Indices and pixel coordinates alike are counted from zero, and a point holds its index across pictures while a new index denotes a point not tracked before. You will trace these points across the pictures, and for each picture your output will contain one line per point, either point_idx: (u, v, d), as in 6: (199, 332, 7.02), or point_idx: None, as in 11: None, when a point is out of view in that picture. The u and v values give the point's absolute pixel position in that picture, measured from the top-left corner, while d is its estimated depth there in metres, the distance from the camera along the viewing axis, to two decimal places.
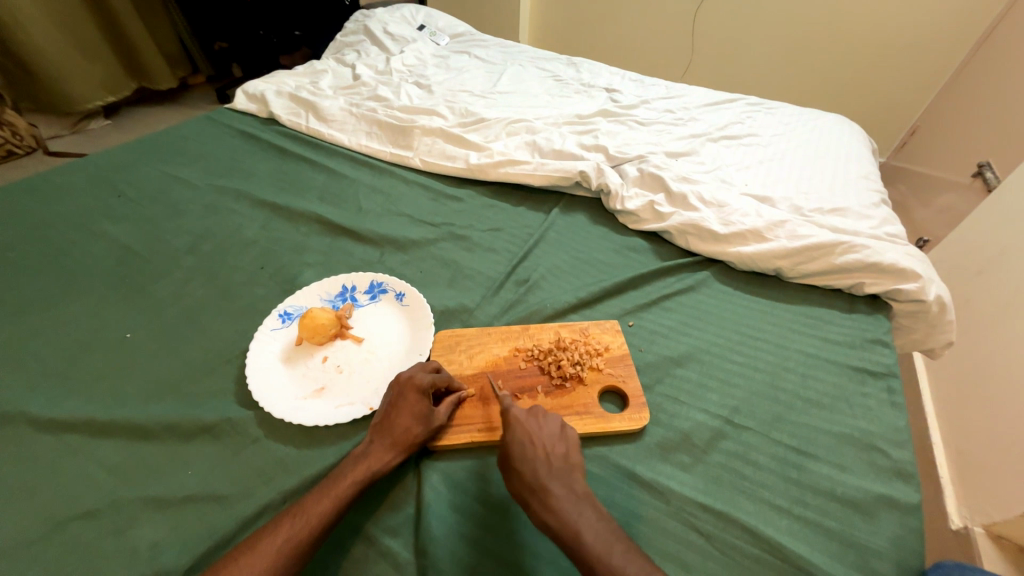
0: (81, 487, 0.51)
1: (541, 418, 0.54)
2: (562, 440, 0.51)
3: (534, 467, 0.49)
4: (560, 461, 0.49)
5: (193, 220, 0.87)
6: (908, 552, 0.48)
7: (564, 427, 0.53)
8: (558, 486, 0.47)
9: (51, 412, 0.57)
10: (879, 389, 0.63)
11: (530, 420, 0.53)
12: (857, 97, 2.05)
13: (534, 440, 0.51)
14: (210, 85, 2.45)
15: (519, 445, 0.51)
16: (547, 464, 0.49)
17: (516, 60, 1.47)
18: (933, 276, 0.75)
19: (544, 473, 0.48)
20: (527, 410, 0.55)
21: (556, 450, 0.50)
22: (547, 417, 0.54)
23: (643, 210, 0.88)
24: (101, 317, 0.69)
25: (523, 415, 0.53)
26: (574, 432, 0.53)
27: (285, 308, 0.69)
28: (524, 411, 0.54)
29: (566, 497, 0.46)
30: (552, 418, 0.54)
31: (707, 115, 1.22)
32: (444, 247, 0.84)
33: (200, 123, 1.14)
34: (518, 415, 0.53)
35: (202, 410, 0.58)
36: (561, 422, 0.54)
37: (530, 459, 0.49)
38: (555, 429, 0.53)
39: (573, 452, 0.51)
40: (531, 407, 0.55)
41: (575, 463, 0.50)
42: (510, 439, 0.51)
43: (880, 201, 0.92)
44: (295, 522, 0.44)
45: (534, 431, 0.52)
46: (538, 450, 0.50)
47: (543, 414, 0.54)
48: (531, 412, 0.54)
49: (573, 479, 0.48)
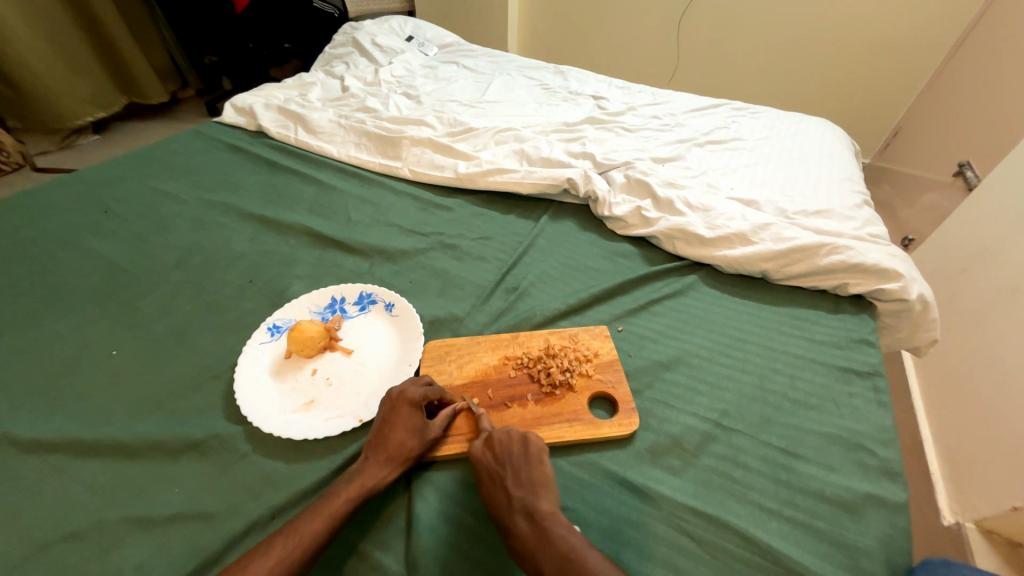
0: (66, 508, 0.51)
1: (498, 446, 0.53)
2: (523, 466, 0.50)
3: (496, 505, 0.48)
4: (521, 488, 0.49)
5: (182, 235, 0.87)
6: (895, 550, 0.49)
7: (524, 449, 0.52)
8: (519, 518, 0.46)
9: (35, 433, 0.56)
10: (865, 388, 0.64)
11: (485, 452, 0.52)
12: (841, 99, 2.09)
13: (493, 476, 0.50)
14: (200, 98, 2.45)
15: (485, 487, 0.50)
16: (508, 498, 0.48)
17: (504, 69, 1.49)
18: (916, 275, 0.76)
19: (504, 509, 0.47)
20: (485, 439, 0.54)
21: (518, 478, 0.50)
22: (502, 442, 0.53)
23: (630, 216, 0.89)
24: (87, 335, 0.69)
25: (481, 449, 0.53)
26: (536, 442, 0.52)
27: (274, 321, 0.69)
28: (482, 442, 0.53)
29: (528, 527, 0.45)
30: (510, 443, 0.53)
31: (693, 120, 1.23)
32: (434, 256, 0.84)
33: (189, 137, 1.14)
34: (474, 451, 0.52)
35: (190, 427, 0.57)
36: (522, 435, 0.53)
37: (491, 496, 0.49)
38: (514, 456, 0.51)
39: (537, 473, 0.50)
40: (490, 434, 0.54)
41: (538, 484, 0.49)
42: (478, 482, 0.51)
43: (863, 202, 0.94)
44: (289, 540, 0.44)
45: (497, 464, 0.51)
46: (499, 485, 0.50)
47: (500, 441, 0.53)
48: (487, 441, 0.53)
49: (537, 503, 0.47)
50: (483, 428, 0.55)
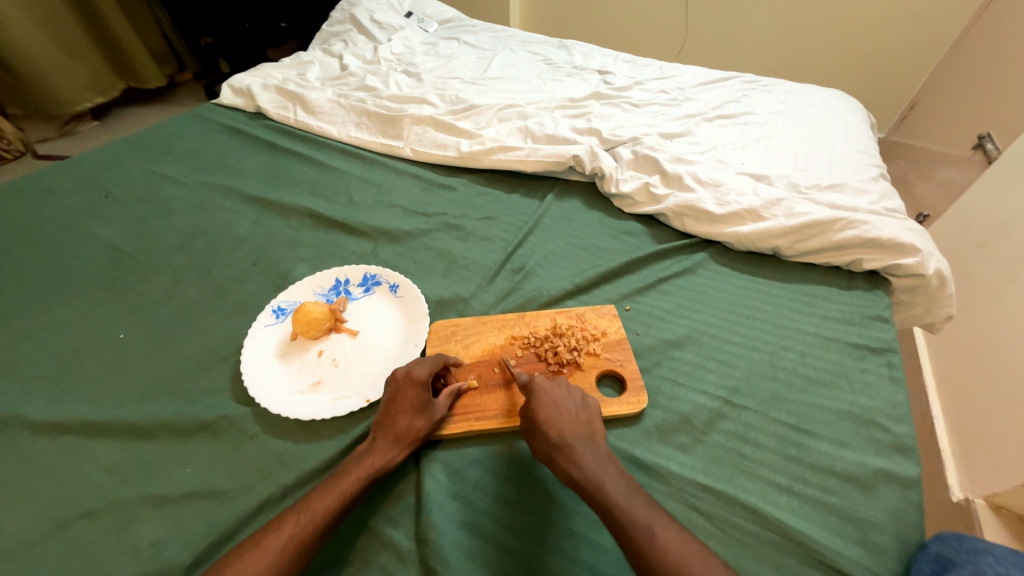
0: (79, 488, 0.51)
1: (563, 387, 0.55)
2: (584, 407, 0.52)
3: (559, 428, 0.50)
4: (584, 425, 0.50)
5: (184, 218, 0.86)
6: (907, 524, 0.48)
7: (585, 398, 0.54)
8: (582, 446, 0.48)
9: (46, 414, 0.57)
10: (878, 364, 0.63)
11: (551, 386, 0.54)
12: (856, 71, 2.02)
13: (559, 406, 0.52)
14: (199, 81, 2.41)
15: (545, 409, 0.51)
16: (573, 427, 0.50)
17: (506, 44, 1.45)
18: (933, 249, 0.74)
19: (569, 434, 0.49)
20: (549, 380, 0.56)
21: (579, 416, 0.51)
22: (566, 386, 0.55)
23: (638, 193, 0.87)
24: (93, 319, 0.69)
25: (548, 383, 0.54)
26: (595, 403, 0.53)
27: (280, 303, 0.69)
28: (549, 380, 0.55)
29: (590, 455, 0.48)
30: (574, 390, 0.55)
31: (702, 94, 1.20)
32: (438, 237, 0.83)
33: (187, 120, 1.12)
34: (541, 383, 0.54)
35: (199, 408, 0.58)
36: (584, 393, 0.55)
37: (553, 420, 0.51)
38: (577, 399, 0.53)
39: (596, 419, 0.52)
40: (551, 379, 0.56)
41: (597, 429, 0.51)
42: (533, 403, 0.52)
43: (879, 175, 0.91)
44: (300, 519, 0.44)
45: (558, 398, 0.53)
46: (564, 415, 0.51)
47: (565, 387, 0.55)
48: (553, 381, 0.55)
49: (597, 442, 0.49)
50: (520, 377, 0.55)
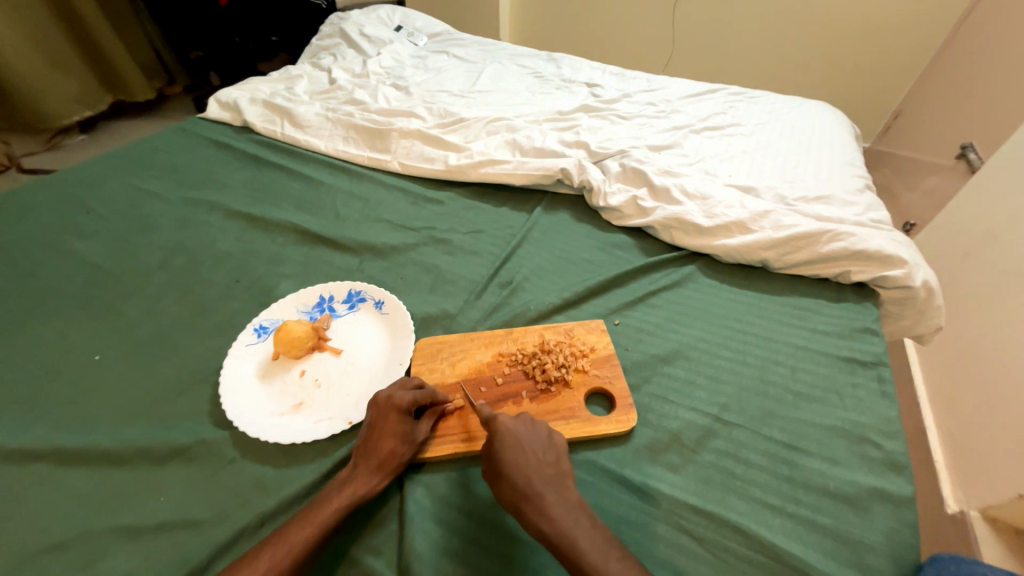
0: (46, 520, 0.49)
1: (528, 424, 0.52)
2: (551, 446, 0.50)
3: (527, 472, 0.47)
4: (552, 469, 0.48)
5: (166, 235, 0.84)
6: (902, 545, 0.47)
7: (552, 434, 0.52)
8: (552, 493, 0.46)
9: (13, 442, 0.55)
10: (869, 379, 0.62)
11: (517, 424, 0.51)
12: (840, 82, 2.05)
13: (525, 446, 0.49)
14: (188, 94, 2.40)
15: (511, 452, 0.48)
16: (540, 470, 0.48)
17: (496, 57, 1.46)
18: (920, 261, 0.74)
19: (538, 480, 0.47)
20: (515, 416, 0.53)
21: (546, 457, 0.49)
22: (531, 422, 0.52)
23: (626, 206, 0.87)
24: (68, 340, 0.67)
25: (513, 421, 0.52)
26: (560, 439, 0.51)
27: (261, 322, 0.67)
28: (514, 418, 0.52)
29: (560, 504, 0.45)
30: (540, 425, 0.52)
31: (689, 106, 1.21)
32: (425, 251, 0.82)
33: (172, 135, 1.11)
34: (506, 421, 0.51)
35: (175, 433, 0.56)
36: (550, 429, 0.52)
37: (520, 463, 0.48)
38: (543, 436, 0.51)
39: (563, 458, 0.50)
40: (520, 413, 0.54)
41: (565, 470, 0.49)
42: (498, 445, 0.49)
43: (865, 186, 0.91)
44: (277, 552, 0.42)
45: (523, 437, 0.50)
46: (531, 456, 0.49)
47: (530, 421, 0.52)
48: (518, 417, 0.53)
49: (566, 487, 0.47)
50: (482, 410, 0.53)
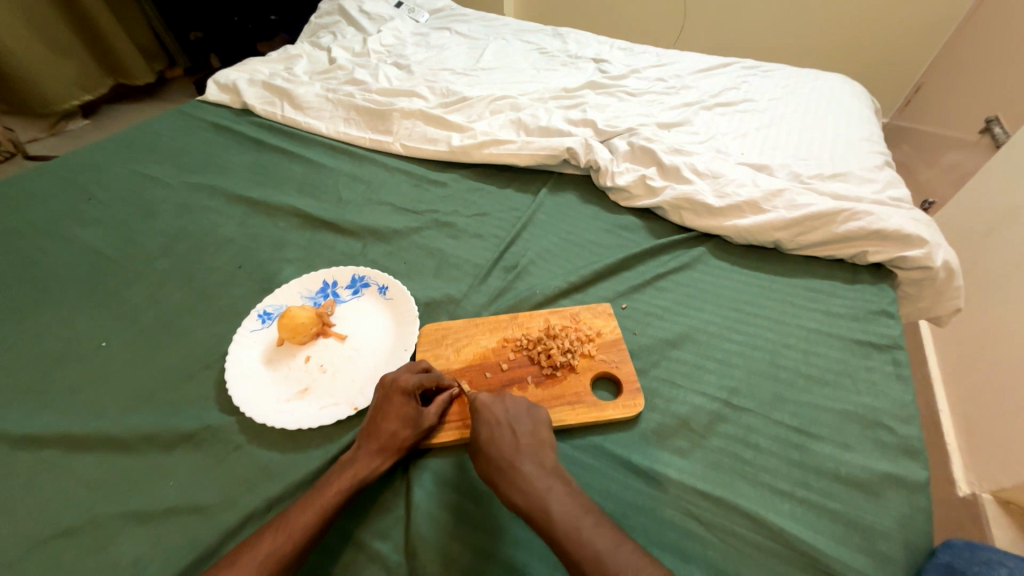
0: (59, 504, 0.50)
1: (508, 399, 0.53)
2: (530, 418, 0.51)
3: (501, 445, 0.48)
4: (529, 439, 0.49)
5: (167, 221, 0.84)
6: (915, 531, 0.47)
7: (532, 407, 0.52)
8: (527, 462, 0.46)
9: (24, 428, 0.55)
10: (884, 362, 0.61)
11: (495, 400, 0.52)
12: (860, 54, 1.96)
13: (502, 420, 0.50)
14: (190, 77, 2.37)
15: (486, 427, 0.50)
16: (515, 441, 0.48)
17: (499, 33, 1.41)
18: (941, 240, 0.71)
19: (512, 451, 0.47)
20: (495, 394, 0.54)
21: (524, 429, 0.50)
22: (512, 397, 0.53)
23: (634, 186, 0.84)
24: (75, 327, 0.67)
25: (490, 399, 0.52)
26: (544, 413, 0.52)
27: (265, 308, 0.67)
28: (491, 395, 0.53)
29: (535, 472, 0.46)
30: (522, 399, 0.53)
31: (701, 82, 1.16)
32: (429, 235, 0.81)
33: (172, 118, 1.09)
34: (482, 399, 0.52)
35: (183, 419, 0.56)
36: (531, 404, 0.53)
37: (496, 437, 0.49)
38: (523, 408, 0.52)
39: (542, 428, 0.50)
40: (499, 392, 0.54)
41: (543, 440, 0.49)
42: (476, 423, 0.50)
43: (884, 162, 0.88)
44: (277, 535, 0.43)
45: (500, 411, 0.51)
46: (507, 429, 0.50)
47: (509, 396, 0.53)
48: (497, 395, 0.53)
49: (543, 457, 0.48)
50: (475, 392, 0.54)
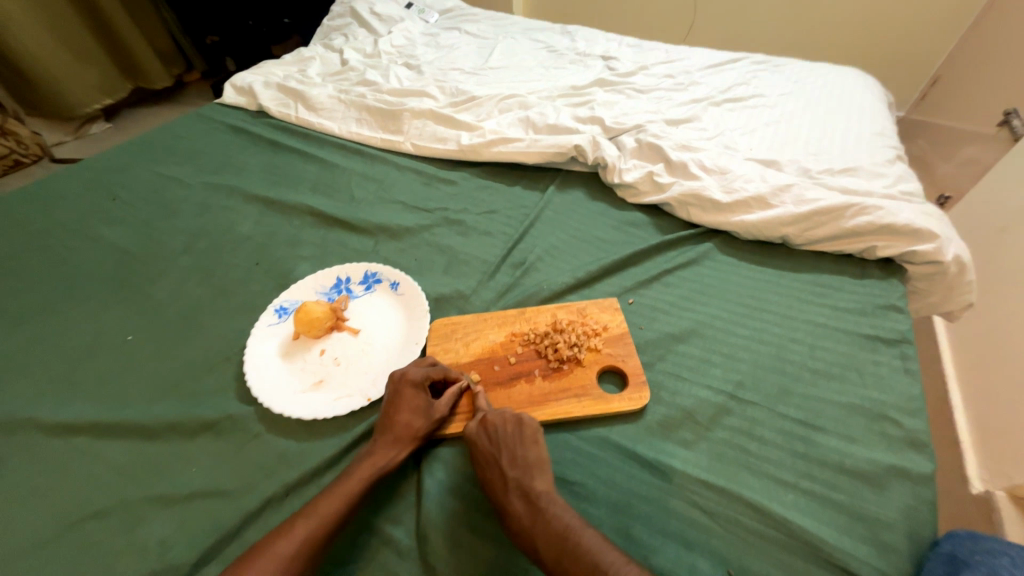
0: (91, 487, 0.53)
1: (492, 425, 0.52)
2: (515, 446, 0.50)
3: (491, 483, 0.49)
4: (515, 468, 0.48)
5: (187, 220, 0.87)
6: (919, 523, 0.47)
7: (519, 425, 0.52)
8: (515, 498, 0.47)
9: (58, 416, 0.58)
10: (892, 356, 0.61)
11: (480, 434, 0.52)
12: (875, 46, 1.93)
13: (488, 455, 0.50)
14: (207, 81, 2.43)
15: (478, 465, 0.50)
16: (502, 477, 0.48)
17: (508, 32, 1.42)
18: (952, 235, 0.71)
19: (499, 489, 0.48)
20: (481, 419, 0.53)
21: (510, 459, 0.49)
22: (495, 421, 0.52)
23: (642, 182, 0.85)
24: (102, 321, 0.70)
25: (475, 429, 0.52)
26: (529, 424, 0.52)
27: (281, 303, 0.69)
28: (477, 423, 0.52)
29: (522, 508, 0.46)
30: (506, 422, 0.52)
31: (710, 77, 1.16)
32: (439, 232, 0.82)
33: (191, 121, 1.13)
34: (468, 432, 0.52)
35: (205, 408, 0.59)
36: (516, 416, 0.52)
37: (486, 475, 0.49)
38: (508, 435, 0.51)
39: (530, 452, 0.50)
40: (484, 414, 0.53)
41: (530, 467, 0.49)
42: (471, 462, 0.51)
43: (895, 157, 0.87)
44: (308, 521, 0.45)
45: (486, 444, 0.51)
46: (493, 464, 0.49)
47: (492, 418, 0.52)
48: (482, 421, 0.53)
49: (530, 487, 0.47)
50: (478, 412, 0.54)
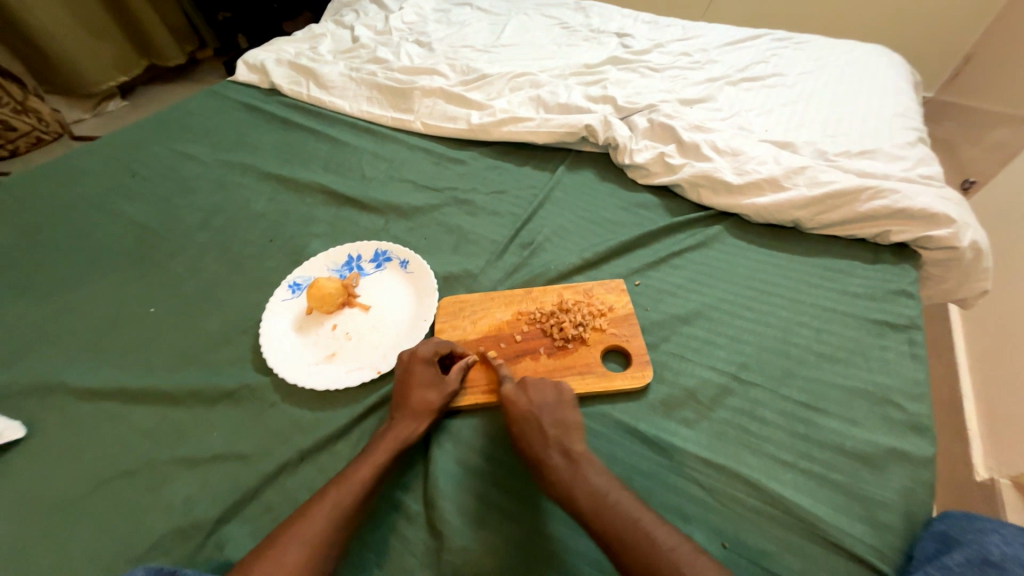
0: (119, 448, 0.56)
1: (532, 389, 0.54)
2: (555, 408, 0.52)
3: (530, 439, 0.50)
4: (556, 428, 0.50)
5: (204, 197, 0.89)
6: (916, 503, 0.48)
7: (558, 391, 0.54)
8: (555, 454, 0.49)
9: (86, 382, 0.62)
10: (899, 341, 0.60)
11: (520, 395, 0.54)
12: (906, 22, 1.84)
13: (528, 414, 0.52)
14: (219, 58, 2.43)
15: (518, 423, 0.52)
16: (542, 434, 0.50)
17: (521, 8, 1.39)
18: (970, 220, 0.69)
19: (539, 445, 0.49)
20: (518, 384, 0.55)
21: (550, 420, 0.51)
22: (537, 386, 0.54)
23: (653, 163, 0.84)
24: (125, 293, 0.73)
25: (513, 392, 0.54)
26: (567, 391, 0.54)
27: (295, 279, 0.71)
28: (514, 387, 0.54)
29: (563, 464, 0.48)
30: (545, 387, 0.54)
31: (727, 55, 1.12)
32: (448, 212, 0.83)
33: (205, 98, 1.14)
34: (508, 392, 0.54)
35: (223, 378, 0.61)
36: (555, 382, 0.55)
37: (526, 432, 0.51)
38: (547, 399, 0.53)
39: (569, 415, 0.52)
40: (522, 379, 0.56)
41: (569, 428, 0.51)
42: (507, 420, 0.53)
43: (917, 139, 0.85)
44: (341, 490, 0.47)
45: (527, 405, 0.53)
46: (532, 423, 0.51)
47: (532, 383, 0.55)
48: (522, 385, 0.55)
49: (570, 445, 0.49)
50: (505, 376, 0.56)
